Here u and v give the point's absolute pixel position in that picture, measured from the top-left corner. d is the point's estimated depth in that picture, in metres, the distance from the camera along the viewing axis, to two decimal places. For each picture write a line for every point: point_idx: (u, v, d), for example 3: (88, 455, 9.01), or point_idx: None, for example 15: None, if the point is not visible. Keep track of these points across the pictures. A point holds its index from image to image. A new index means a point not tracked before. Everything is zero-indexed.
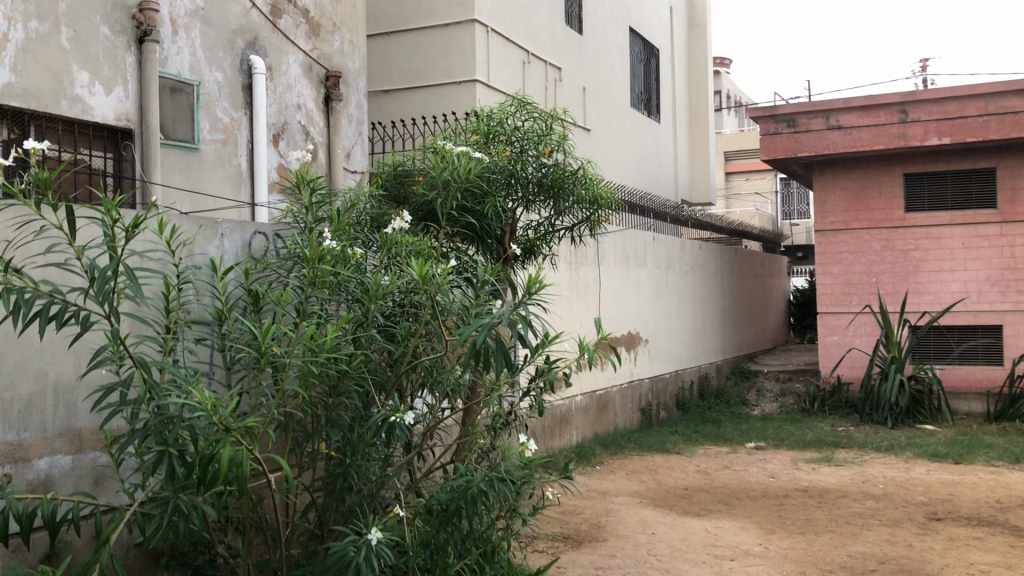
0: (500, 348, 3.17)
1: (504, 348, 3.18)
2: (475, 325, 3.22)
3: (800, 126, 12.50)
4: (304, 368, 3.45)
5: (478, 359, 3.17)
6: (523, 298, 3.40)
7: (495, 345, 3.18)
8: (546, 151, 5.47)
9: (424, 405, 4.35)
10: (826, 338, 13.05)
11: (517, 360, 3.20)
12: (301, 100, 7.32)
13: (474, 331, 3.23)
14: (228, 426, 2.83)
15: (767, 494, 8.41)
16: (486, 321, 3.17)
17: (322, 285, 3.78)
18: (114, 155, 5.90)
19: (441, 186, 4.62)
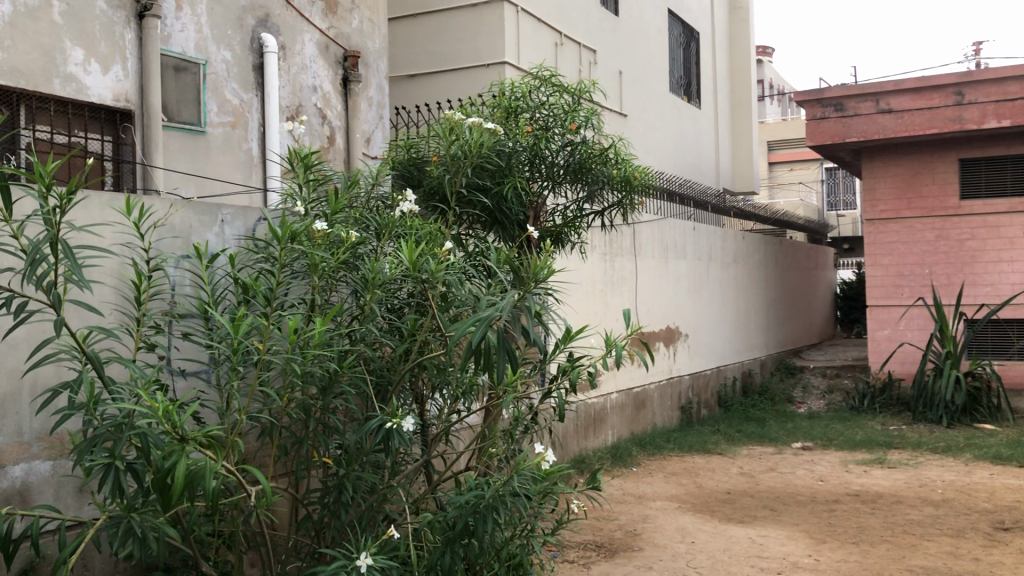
0: (504, 347, 2.71)
1: (509, 347, 2.71)
2: (476, 318, 2.75)
3: (848, 110, 11.85)
4: (287, 368, 3.03)
5: (478, 359, 2.71)
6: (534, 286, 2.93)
7: (497, 342, 2.72)
8: (572, 127, 4.99)
9: (435, 407, 3.90)
10: (876, 332, 12.41)
11: (524, 359, 2.72)
12: (317, 81, 6.91)
13: (475, 325, 2.76)
14: (184, 434, 2.45)
15: (816, 499, 7.87)
16: (488, 315, 2.71)
17: (314, 273, 3.35)
18: (112, 138, 5.51)
19: (454, 164, 4.17)
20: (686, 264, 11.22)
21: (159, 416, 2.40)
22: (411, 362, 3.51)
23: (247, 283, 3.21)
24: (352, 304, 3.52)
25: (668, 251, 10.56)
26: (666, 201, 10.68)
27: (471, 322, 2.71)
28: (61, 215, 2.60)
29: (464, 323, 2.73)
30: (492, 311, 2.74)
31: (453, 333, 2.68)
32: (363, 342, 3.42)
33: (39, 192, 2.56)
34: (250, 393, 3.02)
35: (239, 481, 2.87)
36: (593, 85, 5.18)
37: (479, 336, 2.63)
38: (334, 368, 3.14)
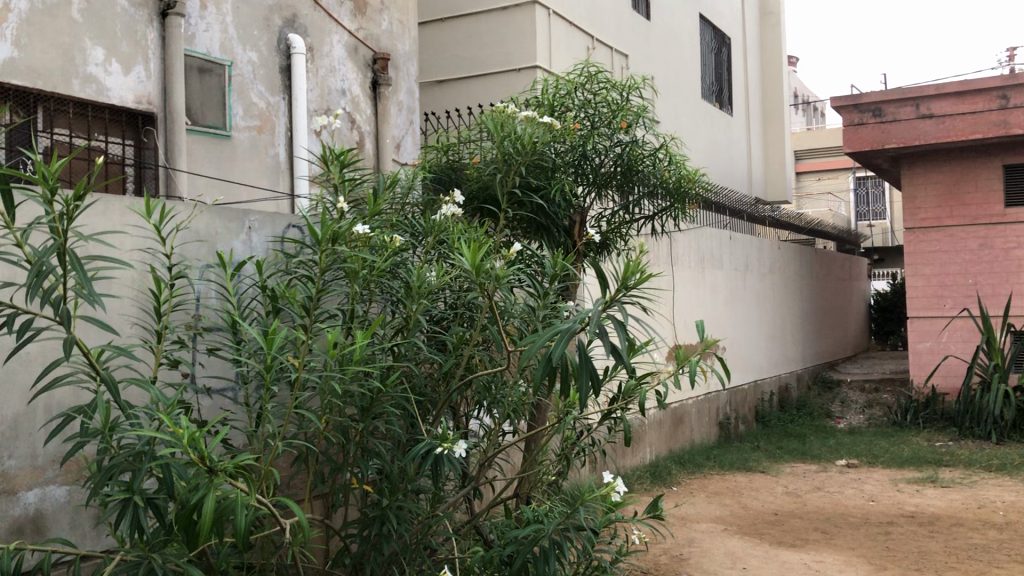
0: (585, 364, 2.36)
1: (591, 364, 2.37)
2: (549, 331, 2.42)
3: (886, 115, 11.47)
4: (326, 388, 2.70)
5: (555, 379, 2.37)
6: (615, 294, 2.57)
7: (577, 359, 2.37)
8: (622, 125, 4.68)
9: (481, 427, 3.55)
10: (918, 345, 11.98)
11: (604, 377, 2.38)
12: (346, 84, 6.63)
13: (548, 339, 2.43)
14: (211, 466, 2.12)
15: (869, 520, 7.46)
16: (567, 329, 2.37)
17: (353, 281, 3.02)
18: (134, 142, 5.24)
19: (502, 162, 3.85)
20: (723, 275, 10.85)
21: (181, 446, 2.07)
22: (459, 381, 3.16)
23: (276, 293, 2.88)
24: (395, 316, 3.18)
25: (705, 262, 10.20)
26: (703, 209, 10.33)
27: (547, 337, 2.37)
28: (68, 222, 2.34)
29: (537, 337, 2.39)
30: (568, 324, 2.40)
31: (525, 350, 2.34)
32: (406, 358, 3.08)
33: (42, 196, 2.31)
34: (284, 416, 2.68)
35: (273, 514, 2.55)
36: (642, 81, 4.85)
37: (558, 354, 2.29)
38: (378, 387, 2.81)
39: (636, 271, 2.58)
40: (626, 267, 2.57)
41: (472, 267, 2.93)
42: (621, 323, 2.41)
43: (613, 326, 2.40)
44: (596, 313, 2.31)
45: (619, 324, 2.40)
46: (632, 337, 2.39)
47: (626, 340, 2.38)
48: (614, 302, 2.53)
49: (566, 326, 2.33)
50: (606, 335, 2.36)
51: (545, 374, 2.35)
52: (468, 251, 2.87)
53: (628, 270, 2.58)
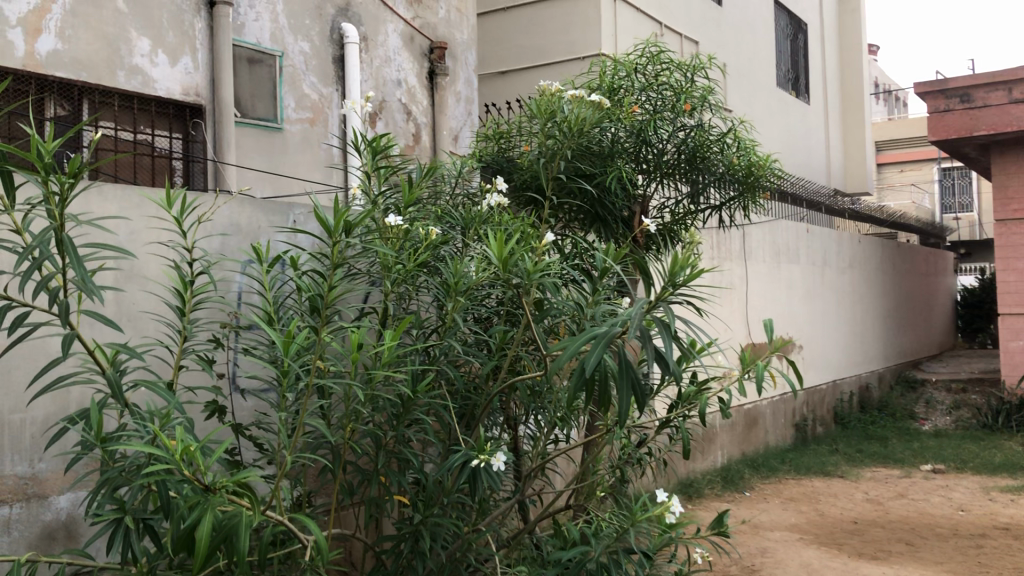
0: (623, 371, 2.09)
1: (632, 372, 2.10)
2: (587, 335, 2.15)
3: (975, 101, 10.81)
4: (349, 394, 2.47)
5: (592, 390, 2.11)
6: (664, 292, 2.28)
7: (617, 370, 2.11)
8: (687, 108, 4.36)
9: (529, 433, 3.28)
10: (1009, 343, 11.30)
11: (648, 387, 2.10)
12: (401, 74, 6.42)
13: (584, 344, 2.16)
14: (209, 484, 1.91)
15: (958, 532, 6.97)
16: (604, 333, 2.10)
17: (386, 276, 2.79)
18: (182, 135, 5.12)
19: (551, 148, 3.58)
20: (800, 271, 10.37)
21: (173, 465, 1.86)
22: (500, 384, 2.88)
23: (298, 289, 2.65)
24: (433, 314, 2.94)
25: (780, 257, 9.75)
26: (777, 200, 9.87)
27: (580, 343, 2.11)
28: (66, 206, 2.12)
29: (570, 345, 2.13)
30: (605, 329, 2.13)
31: (557, 359, 2.08)
32: (444, 359, 2.83)
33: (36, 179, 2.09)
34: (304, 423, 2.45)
35: (290, 530, 2.34)
36: (709, 60, 4.51)
37: (592, 364, 2.02)
38: (408, 394, 2.56)
39: (683, 268, 2.29)
40: (672, 264, 2.29)
41: (507, 262, 2.65)
42: (665, 324, 2.13)
43: (660, 329, 2.12)
44: (634, 317, 2.04)
45: (666, 325, 2.13)
46: (678, 342, 2.11)
47: (673, 344, 2.10)
48: (658, 302, 2.25)
49: (602, 333, 2.07)
50: (650, 339, 2.08)
51: (580, 387, 2.09)
52: (503, 242, 2.59)
53: (675, 266, 2.29)
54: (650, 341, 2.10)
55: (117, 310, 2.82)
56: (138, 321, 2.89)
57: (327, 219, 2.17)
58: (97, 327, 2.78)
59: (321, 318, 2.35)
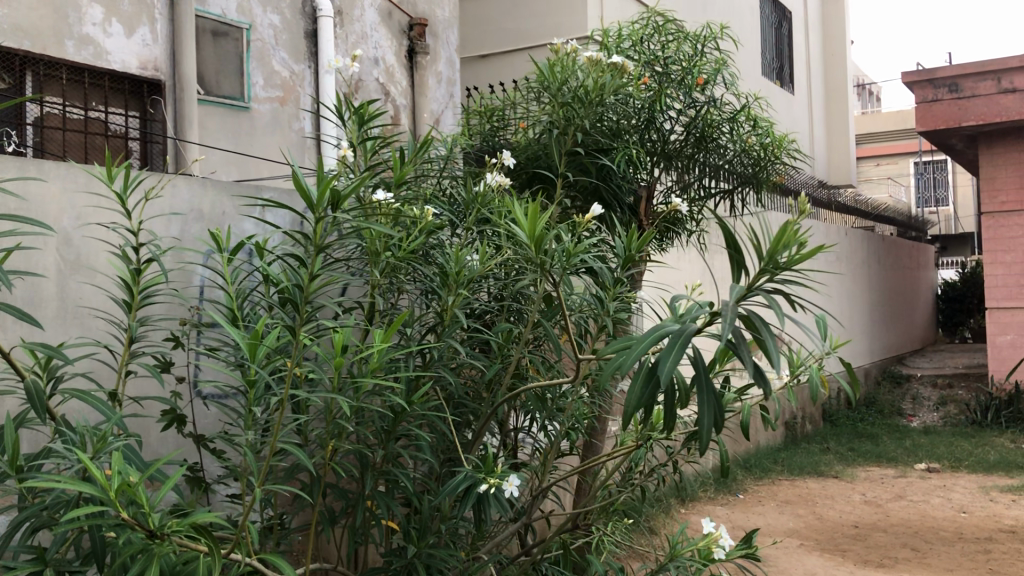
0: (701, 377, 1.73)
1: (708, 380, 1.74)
2: (653, 330, 1.73)
3: (963, 90, 10.43)
4: (332, 407, 2.04)
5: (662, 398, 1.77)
6: (757, 279, 1.76)
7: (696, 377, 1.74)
8: (699, 81, 3.97)
9: (536, 442, 2.88)
10: (997, 337, 11.04)
11: (719, 396, 1.73)
12: (379, 52, 5.96)
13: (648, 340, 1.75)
14: (155, 528, 1.44)
15: (964, 536, 6.67)
16: (679, 330, 1.70)
17: (373, 265, 2.38)
18: (139, 113, 4.64)
19: (562, 118, 3.24)
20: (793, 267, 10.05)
21: (108, 506, 1.39)
22: (507, 392, 2.48)
23: (267, 282, 2.20)
24: (426, 311, 2.53)
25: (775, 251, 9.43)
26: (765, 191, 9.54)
27: (651, 343, 1.70)
28: None
29: (636, 342, 1.74)
30: (677, 323, 1.73)
31: (622, 364, 1.69)
32: (440, 361, 2.40)
33: None
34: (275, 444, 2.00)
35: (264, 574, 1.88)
36: (721, 29, 4.11)
37: (668, 375, 1.64)
38: (403, 406, 2.13)
39: (789, 246, 1.72)
40: (777, 236, 1.73)
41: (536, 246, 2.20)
42: (763, 321, 1.70)
43: (760, 328, 1.69)
44: (725, 322, 1.60)
45: (768, 322, 1.70)
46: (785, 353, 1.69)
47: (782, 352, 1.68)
48: (750, 291, 1.76)
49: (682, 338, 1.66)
50: (744, 349, 1.69)
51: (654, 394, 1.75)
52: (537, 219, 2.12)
53: (777, 242, 1.73)
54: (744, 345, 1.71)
55: (48, 305, 2.41)
56: (77, 319, 2.46)
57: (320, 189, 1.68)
58: (21, 326, 2.35)
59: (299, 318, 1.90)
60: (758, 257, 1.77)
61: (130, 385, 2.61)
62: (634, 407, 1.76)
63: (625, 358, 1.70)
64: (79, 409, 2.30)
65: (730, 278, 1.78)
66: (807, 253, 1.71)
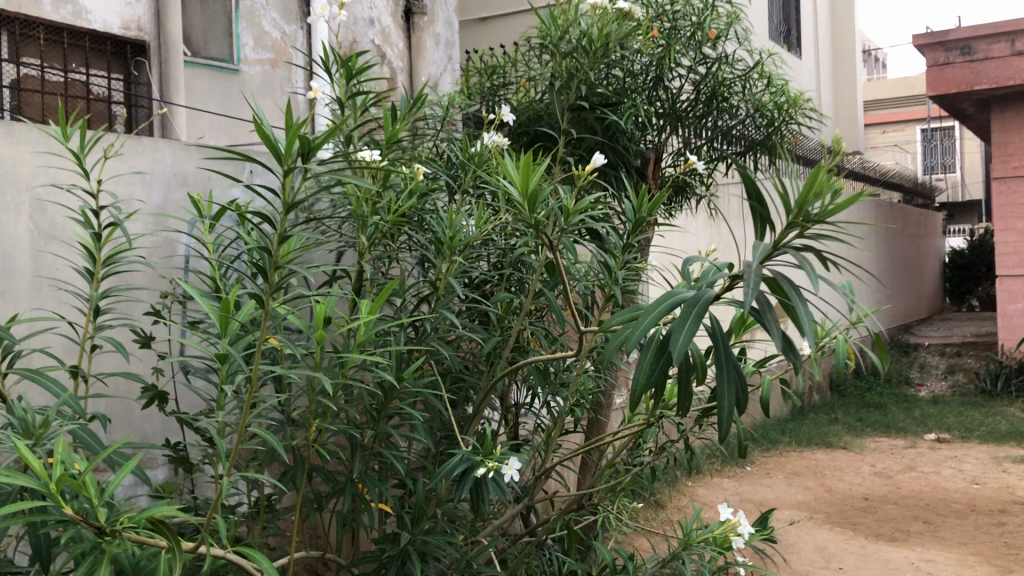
0: (718, 349, 1.56)
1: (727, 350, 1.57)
2: (665, 299, 1.55)
3: (976, 53, 10.03)
4: (314, 385, 1.86)
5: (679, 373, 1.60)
6: (786, 234, 1.58)
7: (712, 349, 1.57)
8: (710, 36, 3.76)
9: (537, 418, 2.71)
10: (1007, 305, 10.87)
11: (738, 367, 1.56)
12: (374, 13, 5.71)
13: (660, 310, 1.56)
14: (104, 526, 1.29)
15: (977, 508, 6.52)
16: (696, 298, 1.52)
17: (361, 232, 2.20)
18: (122, 75, 4.44)
19: (560, 66, 3.17)
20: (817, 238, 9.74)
21: (49, 502, 1.24)
22: (506, 366, 2.31)
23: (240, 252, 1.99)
24: (420, 280, 2.35)
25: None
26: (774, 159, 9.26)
27: (662, 313, 1.53)
28: None
29: (645, 312, 1.55)
30: (692, 291, 1.55)
31: (631, 337, 1.51)
32: (436, 334, 2.22)
33: None
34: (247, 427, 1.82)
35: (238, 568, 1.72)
36: None
37: (682, 350, 1.45)
38: (393, 383, 1.96)
39: (821, 193, 1.55)
40: (810, 178, 1.55)
41: (526, 203, 1.97)
42: (791, 284, 1.52)
43: (789, 291, 1.51)
44: (746, 284, 1.42)
45: (795, 285, 1.52)
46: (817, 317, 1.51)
47: (814, 318, 1.49)
48: (775, 248, 1.58)
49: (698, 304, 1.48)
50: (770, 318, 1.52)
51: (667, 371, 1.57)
52: (527, 171, 1.90)
53: (807, 190, 1.55)
54: (768, 311, 1.54)
55: (8, 276, 2.23)
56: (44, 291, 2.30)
57: (289, 139, 1.47)
58: None
59: (269, 292, 1.70)
60: (785, 210, 1.59)
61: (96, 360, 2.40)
62: (644, 385, 1.58)
63: (631, 332, 1.52)
64: (36, 390, 2.14)
65: (752, 236, 1.60)
66: (843, 201, 1.53)
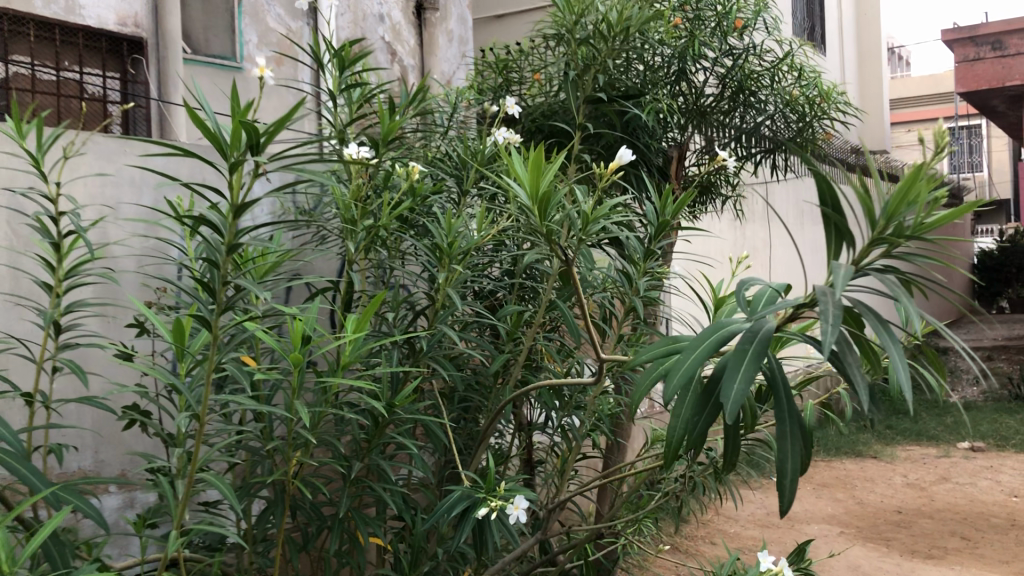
0: (780, 394, 1.35)
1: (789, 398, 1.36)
2: (708, 334, 1.32)
3: (1008, 47, 9.51)
4: (291, 414, 1.63)
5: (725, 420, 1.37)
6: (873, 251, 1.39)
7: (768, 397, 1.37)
8: (737, 25, 3.51)
9: (552, 442, 2.48)
10: None
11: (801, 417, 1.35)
12: (385, 8, 5.20)
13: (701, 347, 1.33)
14: None
15: (1017, 523, 6.22)
16: (751, 333, 1.27)
17: (351, 238, 1.98)
18: (120, 74, 4.23)
19: (575, 53, 2.98)
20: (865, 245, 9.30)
21: None
22: (515, 386, 2.08)
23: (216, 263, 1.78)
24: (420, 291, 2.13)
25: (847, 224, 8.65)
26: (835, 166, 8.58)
27: (712, 351, 1.29)
28: None
29: (690, 350, 1.32)
30: (746, 323, 1.31)
31: (675, 380, 1.28)
32: (435, 352, 1.98)
33: None
34: (214, 461, 1.60)
35: None
36: None
37: (737, 397, 1.20)
38: (385, 411, 1.73)
39: (916, 203, 1.37)
40: (907, 188, 1.37)
41: (537, 205, 1.69)
42: (877, 319, 1.34)
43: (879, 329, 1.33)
44: (824, 323, 1.18)
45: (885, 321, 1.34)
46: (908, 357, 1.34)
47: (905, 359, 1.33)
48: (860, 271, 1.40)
49: (755, 342, 1.25)
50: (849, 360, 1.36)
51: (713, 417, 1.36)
52: (536, 173, 1.65)
53: (901, 199, 1.37)
54: (848, 352, 1.38)
55: None
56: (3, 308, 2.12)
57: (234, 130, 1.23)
58: None
59: (222, 315, 1.47)
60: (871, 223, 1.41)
61: (55, 385, 2.13)
62: (682, 435, 1.39)
63: (674, 374, 1.29)
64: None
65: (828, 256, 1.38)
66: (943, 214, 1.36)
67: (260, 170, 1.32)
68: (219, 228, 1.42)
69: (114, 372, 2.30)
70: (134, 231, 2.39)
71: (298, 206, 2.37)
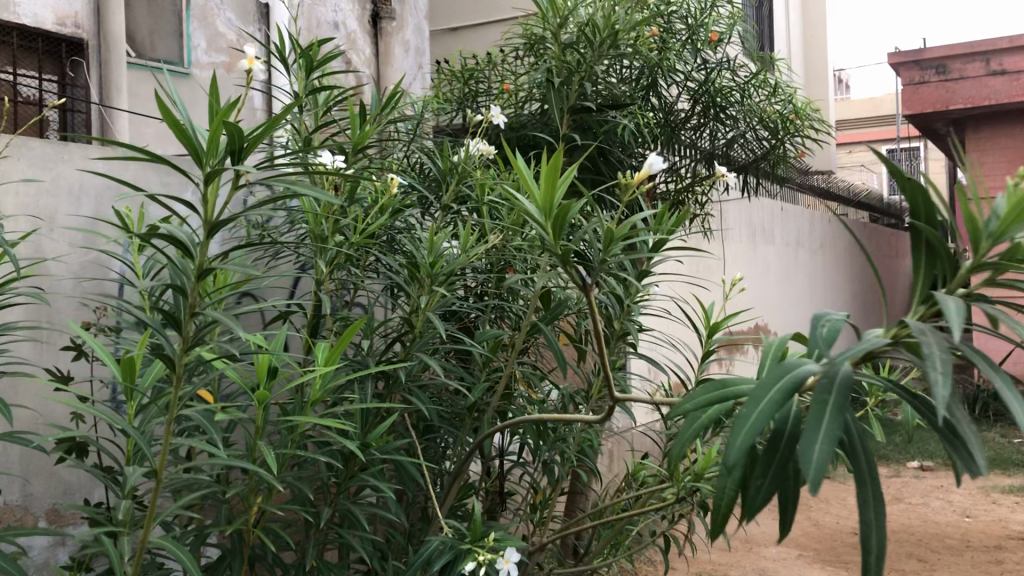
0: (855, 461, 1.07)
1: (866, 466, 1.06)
2: (774, 380, 1.03)
3: None
4: (254, 457, 1.43)
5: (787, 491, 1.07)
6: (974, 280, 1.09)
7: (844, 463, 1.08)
8: (713, 37, 3.40)
9: (526, 473, 2.31)
10: None
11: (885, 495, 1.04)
12: (339, 16, 4.94)
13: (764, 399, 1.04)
14: None
15: (972, 545, 6.19)
16: (829, 379, 1.00)
17: (321, 256, 1.80)
18: (57, 78, 3.84)
19: (555, 62, 2.83)
20: (818, 265, 9.31)
21: None
22: (494, 418, 1.92)
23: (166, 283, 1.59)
24: (393, 314, 1.95)
25: (801, 244, 8.64)
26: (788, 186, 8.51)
27: (781, 399, 1.01)
28: None
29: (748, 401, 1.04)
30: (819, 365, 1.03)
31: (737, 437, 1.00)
32: (410, 381, 1.81)
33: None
34: (164, 513, 1.39)
35: None
36: None
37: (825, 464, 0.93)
38: (361, 451, 1.55)
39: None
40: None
41: (550, 225, 1.35)
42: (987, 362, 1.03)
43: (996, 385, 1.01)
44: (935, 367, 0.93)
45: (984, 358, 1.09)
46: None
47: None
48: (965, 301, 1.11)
49: (835, 388, 0.99)
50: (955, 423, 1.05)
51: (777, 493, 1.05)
52: (551, 187, 1.32)
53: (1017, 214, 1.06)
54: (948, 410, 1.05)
55: None
56: None
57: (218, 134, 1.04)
58: None
59: (184, 349, 1.27)
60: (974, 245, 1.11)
61: None
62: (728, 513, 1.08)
63: (733, 429, 1.01)
64: None
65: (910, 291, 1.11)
66: None
67: (241, 180, 1.12)
68: (189, 249, 1.22)
69: (48, 404, 2.09)
70: (73, 243, 2.18)
71: (254, 221, 2.19)
